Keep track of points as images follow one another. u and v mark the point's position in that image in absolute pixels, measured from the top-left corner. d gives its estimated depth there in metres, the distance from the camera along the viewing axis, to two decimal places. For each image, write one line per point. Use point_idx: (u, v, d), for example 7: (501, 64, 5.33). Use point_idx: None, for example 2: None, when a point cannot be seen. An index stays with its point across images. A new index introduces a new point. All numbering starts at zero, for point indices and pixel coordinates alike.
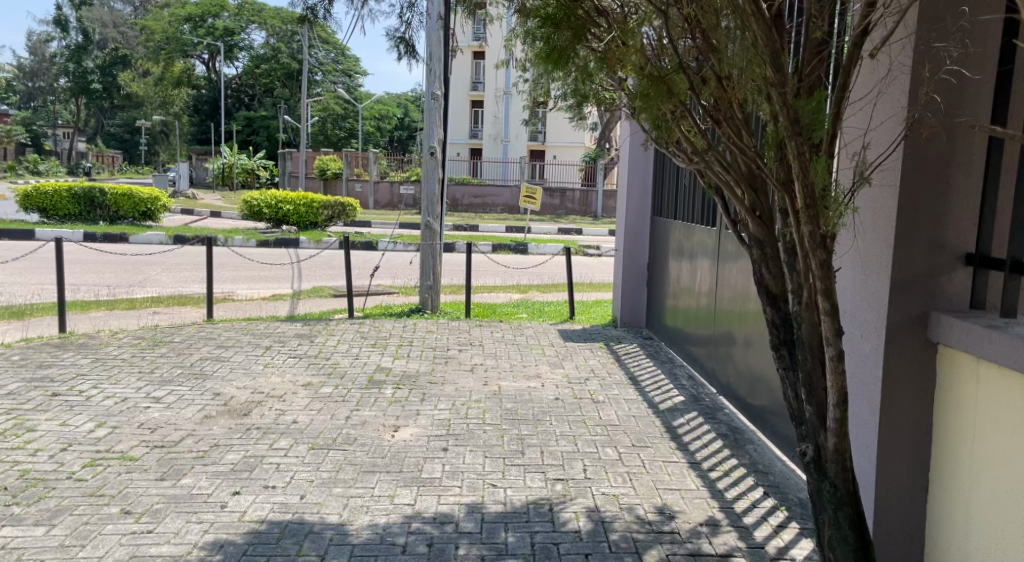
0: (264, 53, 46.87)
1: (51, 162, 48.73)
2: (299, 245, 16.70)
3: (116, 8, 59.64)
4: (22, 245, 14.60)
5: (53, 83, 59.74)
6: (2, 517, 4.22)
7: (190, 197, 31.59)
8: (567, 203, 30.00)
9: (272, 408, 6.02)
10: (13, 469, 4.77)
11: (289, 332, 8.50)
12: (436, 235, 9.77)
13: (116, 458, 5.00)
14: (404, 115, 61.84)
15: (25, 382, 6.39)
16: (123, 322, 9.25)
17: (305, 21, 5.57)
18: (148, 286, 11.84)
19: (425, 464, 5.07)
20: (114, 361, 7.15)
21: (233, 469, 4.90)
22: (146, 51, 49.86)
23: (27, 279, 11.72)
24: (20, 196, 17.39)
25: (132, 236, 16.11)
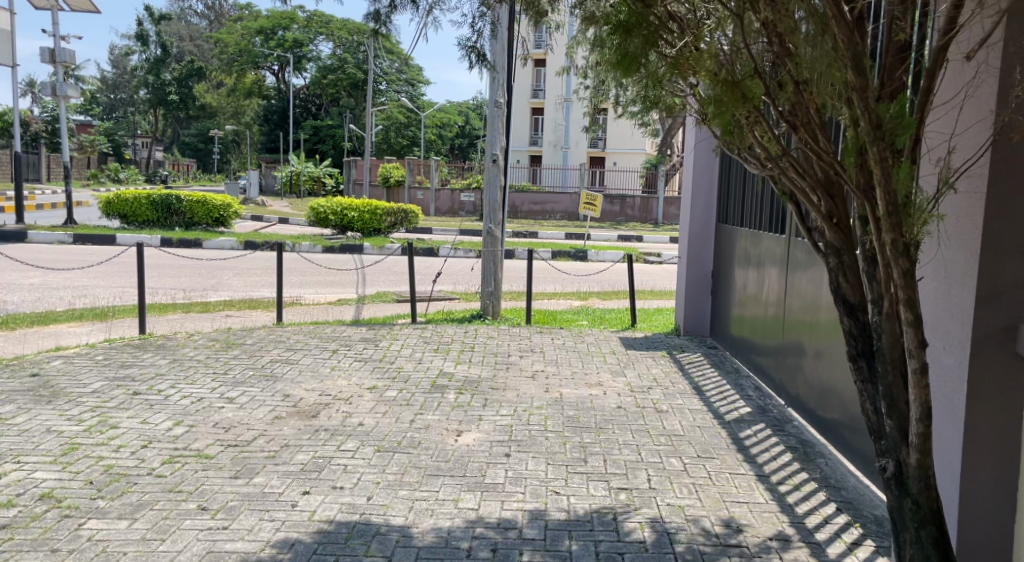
0: (331, 63, 47.84)
1: (130, 170, 50.64)
2: (363, 251, 16.97)
3: (193, 22, 61.77)
4: (104, 251, 15.16)
5: (134, 95, 62.05)
6: (88, 510, 4.39)
7: (259, 204, 32.39)
8: (627, 209, 29.75)
9: (339, 410, 6.15)
10: (97, 464, 4.96)
11: (354, 337, 8.66)
12: (497, 242, 9.82)
13: (191, 456, 5.16)
14: (465, 124, 62.53)
15: (108, 381, 6.63)
16: (198, 324, 9.54)
17: (374, 31, 5.69)
18: (221, 290, 12.19)
19: (488, 469, 5.10)
20: (190, 362, 7.39)
21: (303, 469, 5.02)
22: (220, 63, 51.40)
23: (109, 283, 12.16)
24: (102, 202, 18.16)
25: (206, 241, 16.62)
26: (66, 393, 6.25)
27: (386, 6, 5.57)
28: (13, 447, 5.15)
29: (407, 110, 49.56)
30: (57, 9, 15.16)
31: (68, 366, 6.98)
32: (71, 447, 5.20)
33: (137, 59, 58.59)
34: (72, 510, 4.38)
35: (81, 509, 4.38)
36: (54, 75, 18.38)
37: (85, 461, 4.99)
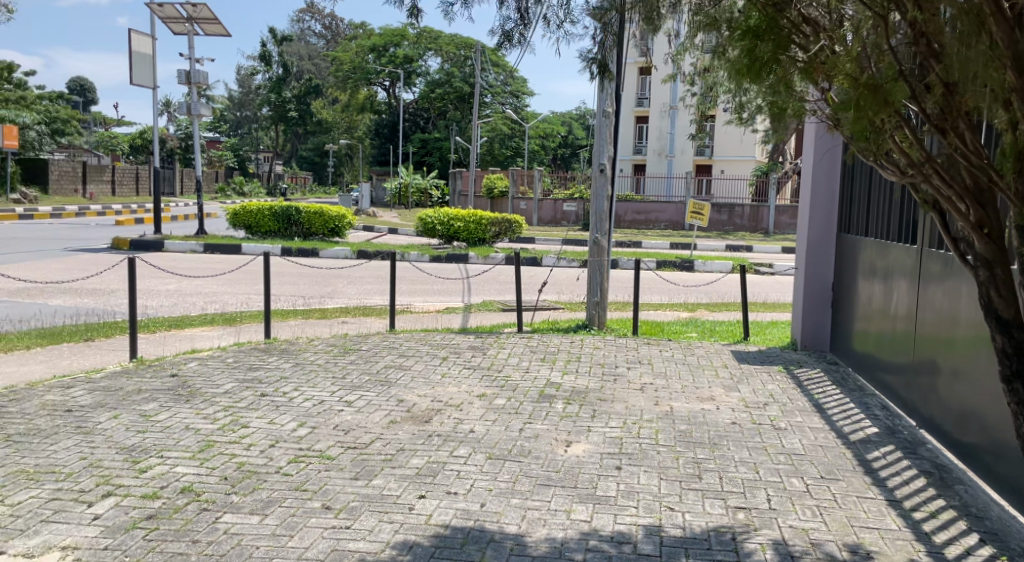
0: (439, 77, 48.92)
1: (254, 184, 53.11)
2: (468, 260, 17.22)
3: (311, 43, 64.49)
4: (231, 259, 15.93)
5: (256, 113, 65.10)
6: (223, 504, 4.57)
7: (371, 215, 33.31)
8: (735, 219, 29.17)
9: (451, 416, 6.24)
10: (230, 461, 5.17)
11: (463, 344, 8.79)
12: (604, 252, 9.76)
13: (315, 456, 5.34)
14: (568, 134, 62.77)
15: (238, 382, 6.96)
16: (317, 330, 9.90)
17: (502, 50, 5.77)
18: (336, 298, 12.60)
19: (600, 481, 5.06)
20: (311, 366, 7.65)
21: (418, 473, 5.11)
22: (335, 80, 53.29)
23: (236, 289, 12.76)
24: (229, 214, 19.10)
25: (323, 250, 17.24)
26: (202, 393, 6.55)
27: (514, 23, 5.64)
28: (157, 441, 5.35)
29: (511, 122, 50.09)
30: (192, 34, 15.99)
31: (202, 368, 7.34)
32: (207, 444, 5.42)
33: (262, 78, 61.44)
34: (210, 504, 4.55)
35: (218, 504, 4.55)
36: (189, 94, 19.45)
37: (218, 457, 5.21)
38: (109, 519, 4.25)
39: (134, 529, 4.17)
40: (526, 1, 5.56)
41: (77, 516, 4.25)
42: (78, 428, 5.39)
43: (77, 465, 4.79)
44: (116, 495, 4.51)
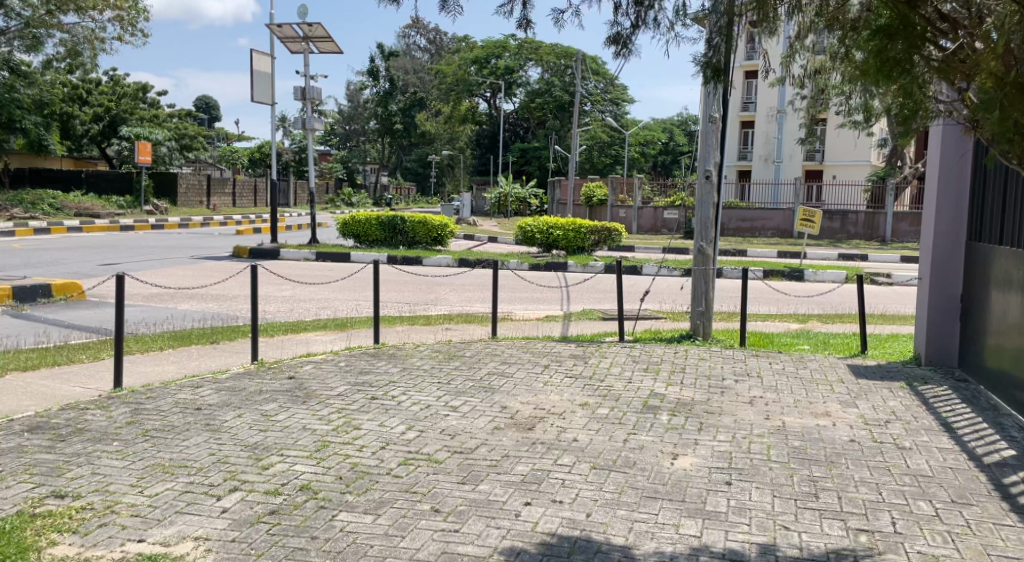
0: (538, 87, 49.25)
1: (361, 194, 54.64)
2: (567, 269, 17.24)
3: (416, 57, 66.09)
4: (341, 267, 16.46)
5: (364, 126, 67.04)
6: (338, 502, 4.66)
7: (472, 224, 33.75)
8: (849, 226, 28.17)
9: (554, 424, 6.23)
10: (344, 462, 5.29)
11: (564, 352, 8.81)
12: (709, 260, 9.59)
13: (424, 460, 5.41)
14: (669, 141, 62.07)
15: (351, 385, 7.18)
16: (423, 336, 10.10)
17: (617, 58, 5.77)
18: (440, 305, 12.84)
19: (709, 496, 4.97)
20: (417, 371, 7.82)
21: (523, 480, 5.12)
22: (438, 92, 54.26)
23: (347, 296, 13.19)
24: (338, 223, 19.72)
25: (426, 258, 17.58)
26: (317, 395, 6.78)
27: (627, 29, 5.65)
28: (278, 441, 5.56)
29: (611, 129, 49.86)
30: (308, 52, 16.60)
31: (317, 371, 7.62)
32: (323, 444, 5.59)
33: (369, 92, 63.19)
34: (327, 502, 4.65)
35: (334, 502, 4.64)
36: (304, 111, 20.20)
37: (333, 458, 5.34)
38: (236, 512, 4.36)
39: (258, 524, 4.27)
40: (638, 8, 5.58)
41: (207, 509, 4.36)
42: (206, 425, 5.64)
43: (207, 460, 5.00)
44: (242, 491, 4.65)
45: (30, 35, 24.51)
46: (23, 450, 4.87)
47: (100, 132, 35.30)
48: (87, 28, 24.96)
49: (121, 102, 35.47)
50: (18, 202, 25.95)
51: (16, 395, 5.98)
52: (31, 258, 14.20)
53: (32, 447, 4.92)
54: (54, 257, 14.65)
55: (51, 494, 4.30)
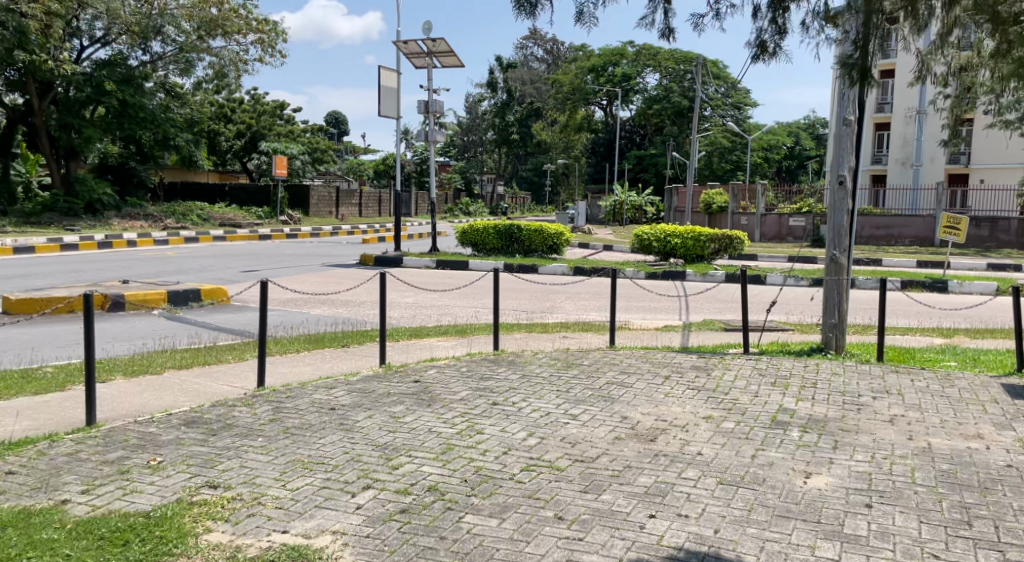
0: (656, 94, 47.96)
1: (478, 204, 55.47)
2: (686, 278, 16.96)
3: (534, 68, 66.82)
4: (462, 275, 16.74)
5: (482, 136, 68.18)
6: (463, 504, 4.66)
7: (587, 232, 33.70)
8: (999, 234, 26.52)
9: (677, 436, 6.07)
10: (468, 464, 5.28)
11: (686, 364, 8.67)
12: (843, 270, 9.24)
13: (546, 466, 5.32)
14: (794, 145, 60.28)
15: (472, 390, 7.25)
16: (541, 343, 10.14)
17: (763, 61, 5.95)
18: (557, 313, 12.88)
19: (848, 519, 4.76)
20: (536, 379, 7.82)
21: (647, 491, 4.98)
22: (555, 102, 54.55)
23: (468, 303, 13.42)
24: (457, 231, 20.08)
25: (541, 266, 17.67)
26: (441, 399, 6.88)
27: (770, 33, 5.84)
28: (405, 441, 5.64)
29: (732, 134, 48.81)
30: (432, 67, 17.03)
31: (440, 375, 7.76)
32: (448, 447, 5.60)
33: (488, 103, 64.22)
34: (454, 503, 4.66)
35: (460, 504, 4.65)
36: (426, 124, 20.66)
37: (457, 461, 5.34)
38: (370, 509, 4.48)
39: (390, 521, 4.36)
40: (780, 12, 5.77)
41: (343, 504, 4.51)
42: (341, 425, 5.85)
43: (341, 459, 5.17)
44: (374, 489, 4.76)
45: (183, 59, 26.58)
46: (181, 443, 5.22)
47: (242, 148, 37.53)
48: (233, 51, 26.62)
49: (261, 119, 37.42)
50: (170, 213, 27.94)
51: (173, 391, 6.42)
52: (179, 266, 15.18)
53: (188, 440, 5.26)
54: (201, 264, 15.62)
55: (205, 484, 4.59)
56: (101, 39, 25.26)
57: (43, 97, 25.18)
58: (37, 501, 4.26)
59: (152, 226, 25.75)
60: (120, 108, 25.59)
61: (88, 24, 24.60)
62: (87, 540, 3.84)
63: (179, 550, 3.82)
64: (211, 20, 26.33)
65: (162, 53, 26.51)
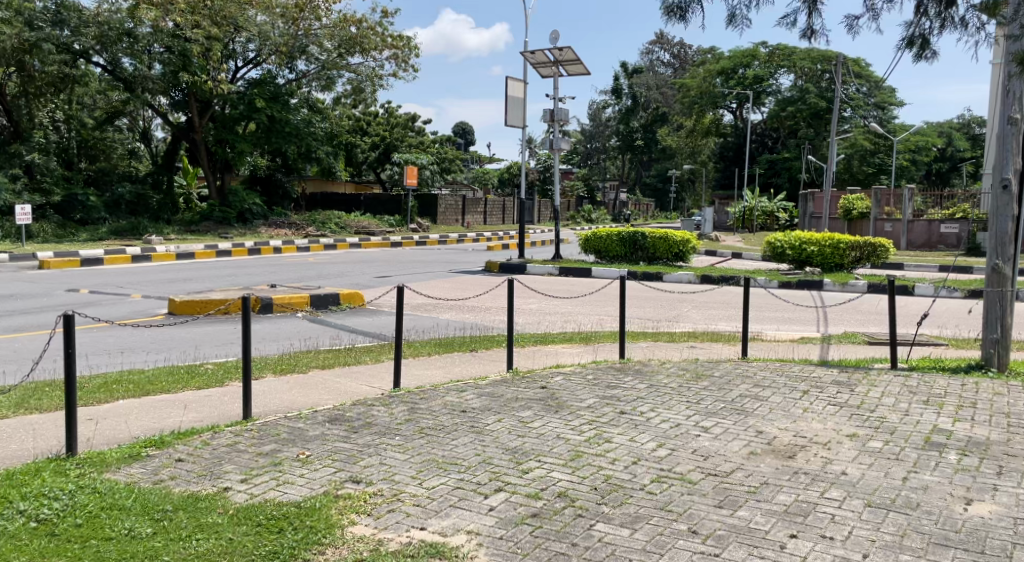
0: (792, 96, 46.28)
1: (601, 211, 55.24)
2: (823, 287, 16.36)
3: (661, 72, 66.15)
4: (588, 282, 16.72)
5: (605, 143, 67.99)
6: (594, 513, 4.65)
7: (715, 239, 33.01)
8: None
9: (819, 454, 5.85)
10: (598, 472, 5.26)
11: (827, 379, 8.34)
12: (1007, 282, 8.63)
13: (677, 478, 5.22)
14: (944, 147, 56.98)
15: (599, 398, 7.21)
16: (669, 352, 10.01)
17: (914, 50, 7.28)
18: (684, 322, 12.67)
19: (1015, 550, 4.45)
20: (665, 389, 7.72)
21: (787, 510, 4.83)
22: (683, 106, 53.76)
23: (594, 311, 13.39)
24: (581, 239, 20.07)
25: (666, 274, 17.44)
26: (568, 405, 6.89)
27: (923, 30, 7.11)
28: (534, 446, 5.67)
29: (876, 136, 46.62)
30: (558, 76, 17.15)
31: (566, 382, 7.77)
32: (577, 454, 5.59)
33: (613, 109, 63.94)
34: (585, 510, 4.67)
35: (591, 512, 4.65)
36: (551, 133, 20.78)
37: (587, 468, 5.32)
38: (503, 511, 4.56)
39: (523, 524, 4.42)
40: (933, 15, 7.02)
41: (477, 506, 4.61)
42: (472, 428, 5.98)
43: (474, 460, 5.29)
44: (506, 491, 4.83)
45: (325, 76, 27.80)
46: (325, 438, 5.48)
47: (376, 159, 39.02)
48: (370, 67, 27.74)
49: (394, 131, 38.72)
50: (310, 220, 29.33)
51: (317, 390, 6.73)
52: (319, 271, 15.91)
53: (332, 436, 5.52)
54: (339, 270, 16.31)
55: (349, 478, 4.81)
56: (254, 60, 26.82)
57: (202, 115, 27.00)
58: (202, 487, 4.58)
59: (295, 234, 27.12)
60: (269, 124, 27.05)
61: (242, 46, 26.20)
62: (247, 526, 4.10)
63: (328, 540, 4.03)
64: (350, 38, 27.18)
65: (307, 71, 27.93)
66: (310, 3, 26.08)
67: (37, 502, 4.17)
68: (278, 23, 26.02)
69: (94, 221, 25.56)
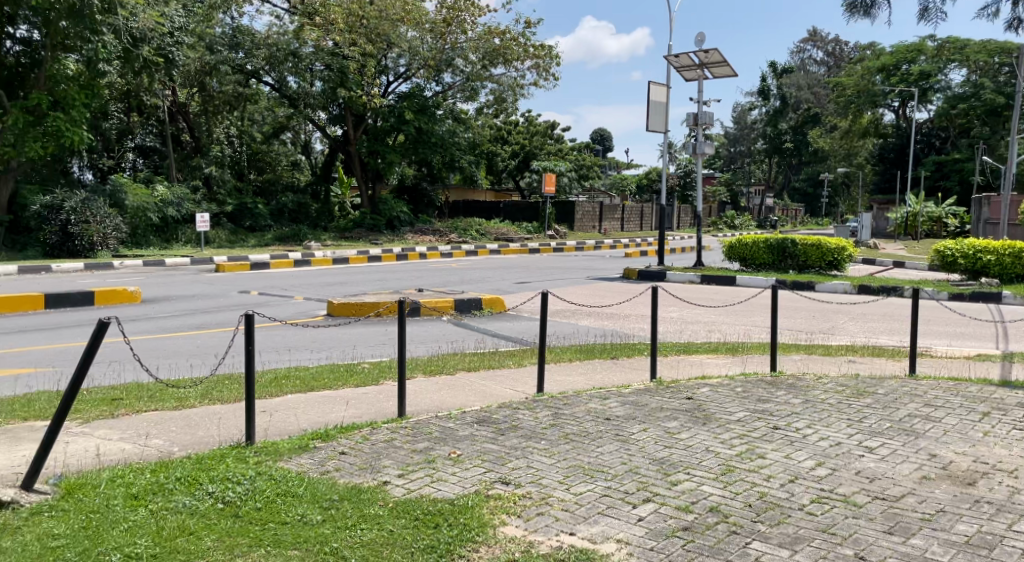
0: (963, 91, 42.76)
1: (745, 216, 53.72)
2: (1001, 300, 15.23)
3: (813, 72, 63.70)
4: (735, 291, 16.31)
5: (751, 146, 66.16)
6: (750, 531, 4.49)
7: (873, 247, 31.37)
8: None
9: (1004, 483, 5.39)
10: (752, 489, 5.07)
11: (1009, 401, 7.75)
12: None
13: (840, 500, 4.95)
14: None
15: (750, 412, 7.00)
16: (826, 367, 9.61)
17: None
18: (841, 335, 12.15)
19: None
20: (823, 405, 7.39)
21: (968, 541, 4.46)
22: (838, 106, 51.43)
23: (742, 321, 13.05)
24: (725, 245, 19.53)
25: (820, 283, 16.75)
26: (717, 418, 6.72)
27: None
28: (683, 459, 5.57)
29: None
30: (703, 79, 16.86)
31: (714, 394, 7.59)
32: (728, 468, 5.43)
33: (760, 110, 62.03)
34: (739, 527, 4.52)
35: (746, 529, 4.50)
36: (694, 137, 20.42)
37: (740, 484, 5.15)
38: (652, 522, 4.51)
39: (674, 537, 4.35)
40: None
41: (625, 514, 4.59)
42: (618, 436, 5.96)
43: (621, 468, 5.26)
44: (655, 502, 4.78)
45: (469, 87, 28.51)
46: (474, 439, 5.63)
47: (516, 166, 39.69)
48: (512, 78, 28.15)
49: (534, 139, 39.27)
50: (453, 227, 30.11)
51: (466, 391, 6.91)
52: (463, 277, 16.33)
53: (481, 438, 5.65)
54: (481, 275, 16.62)
55: (499, 479, 4.92)
56: (404, 75, 27.84)
57: (357, 128, 28.33)
58: (365, 480, 4.80)
59: (439, 241, 27.90)
60: (417, 135, 28.06)
61: (394, 61, 27.21)
62: (406, 519, 4.26)
63: (481, 538, 4.13)
64: (494, 50, 27.73)
65: (452, 83, 28.73)
66: (458, 17, 26.63)
67: (223, 485, 4.52)
68: (427, 38, 26.73)
69: (261, 228, 27.07)
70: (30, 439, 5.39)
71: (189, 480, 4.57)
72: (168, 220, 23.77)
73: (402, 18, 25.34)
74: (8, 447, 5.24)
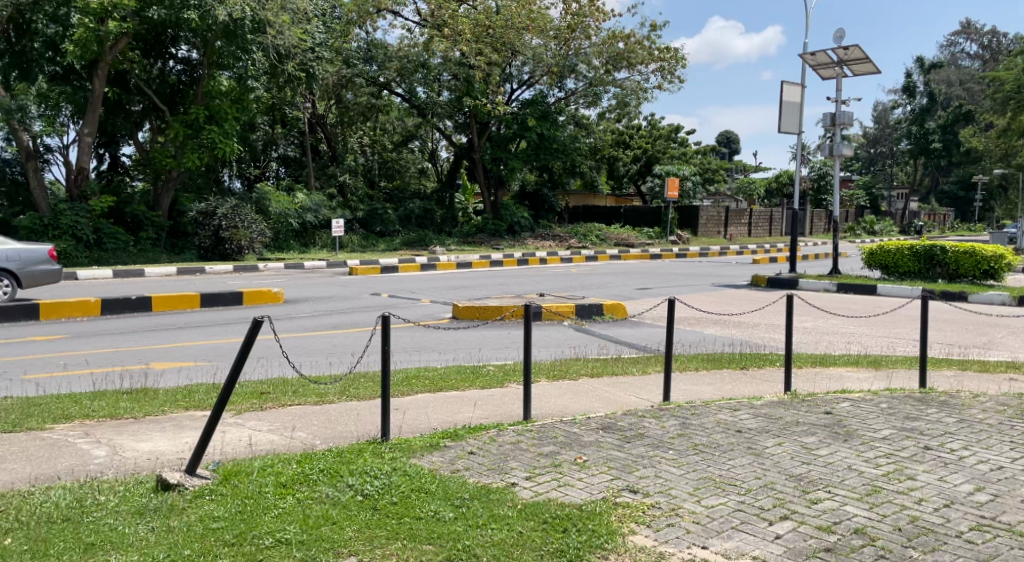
0: None
1: (887, 222, 50.88)
2: None
3: (964, 67, 59.72)
4: (876, 301, 15.52)
5: (894, 147, 62.72)
6: (901, 556, 4.23)
7: None
8: None
9: None
10: (902, 513, 4.78)
11: None
12: None
13: (1003, 529, 4.59)
14: None
15: (898, 430, 6.62)
16: (983, 384, 8.98)
17: None
18: (998, 350, 11.34)
19: None
20: (981, 425, 6.90)
21: None
22: (993, 103, 47.82)
23: (886, 332, 12.40)
24: (866, 252, 18.69)
25: (973, 294, 15.73)
26: (860, 435, 6.40)
27: None
28: (823, 476, 5.32)
29: None
30: (841, 77, 16.15)
31: (856, 410, 7.23)
32: (874, 489, 5.14)
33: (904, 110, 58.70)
34: (888, 552, 4.27)
35: (897, 554, 4.24)
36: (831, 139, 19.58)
37: (889, 507, 4.86)
38: (791, 541, 4.32)
39: (816, 558, 4.16)
40: None
41: (762, 531, 4.43)
42: (752, 449, 5.77)
43: (755, 483, 5.08)
44: (794, 520, 4.58)
45: (592, 92, 28.41)
46: (601, 445, 5.57)
47: (638, 171, 39.22)
48: (636, 81, 27.88)
49: (657, 143, 38.54)
50: (574, 232, 30.02)
51: (591, 398, 6.86)
52: (587, 282, 16.25)
53: (608, 444, 5.60)
54: (603, 281, 16.50)
55: (626, 487, 4.85)
56: (527, 81, 28.09)
57: (481, 135, 28.83)
58: (493, 480, 4.83)
59: (560, 246, 27.81)
60: (539, 142, 28.13)
61: (518, 69, 27.53)
62: (535, 521, 4.26)
63: (611, 546, 4.07)
64: (617, 54, 27.50)
65: (575, 88, 28.71)
66: (582, 22, 26.57)
67: (362, 479, 4.64)
68: (551, 45, 26.85)
69: (390, 234, 27.94)
70: (192, 427, 5.72)
71: (331, 472, 4.72)
72: (307, 226, 24.83)
73: (527, 26, 25.58)
74: (173, 433, 5.58)
